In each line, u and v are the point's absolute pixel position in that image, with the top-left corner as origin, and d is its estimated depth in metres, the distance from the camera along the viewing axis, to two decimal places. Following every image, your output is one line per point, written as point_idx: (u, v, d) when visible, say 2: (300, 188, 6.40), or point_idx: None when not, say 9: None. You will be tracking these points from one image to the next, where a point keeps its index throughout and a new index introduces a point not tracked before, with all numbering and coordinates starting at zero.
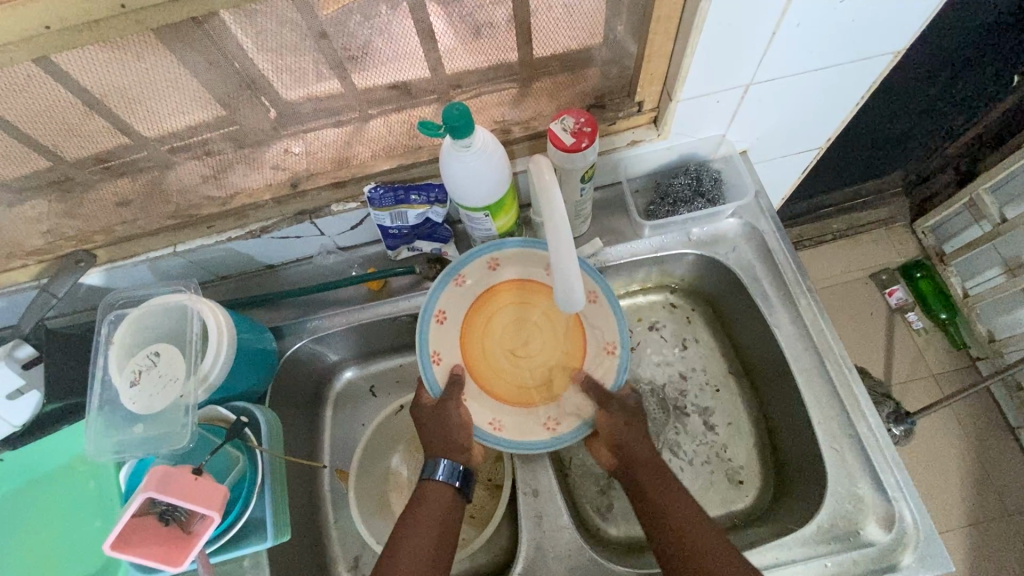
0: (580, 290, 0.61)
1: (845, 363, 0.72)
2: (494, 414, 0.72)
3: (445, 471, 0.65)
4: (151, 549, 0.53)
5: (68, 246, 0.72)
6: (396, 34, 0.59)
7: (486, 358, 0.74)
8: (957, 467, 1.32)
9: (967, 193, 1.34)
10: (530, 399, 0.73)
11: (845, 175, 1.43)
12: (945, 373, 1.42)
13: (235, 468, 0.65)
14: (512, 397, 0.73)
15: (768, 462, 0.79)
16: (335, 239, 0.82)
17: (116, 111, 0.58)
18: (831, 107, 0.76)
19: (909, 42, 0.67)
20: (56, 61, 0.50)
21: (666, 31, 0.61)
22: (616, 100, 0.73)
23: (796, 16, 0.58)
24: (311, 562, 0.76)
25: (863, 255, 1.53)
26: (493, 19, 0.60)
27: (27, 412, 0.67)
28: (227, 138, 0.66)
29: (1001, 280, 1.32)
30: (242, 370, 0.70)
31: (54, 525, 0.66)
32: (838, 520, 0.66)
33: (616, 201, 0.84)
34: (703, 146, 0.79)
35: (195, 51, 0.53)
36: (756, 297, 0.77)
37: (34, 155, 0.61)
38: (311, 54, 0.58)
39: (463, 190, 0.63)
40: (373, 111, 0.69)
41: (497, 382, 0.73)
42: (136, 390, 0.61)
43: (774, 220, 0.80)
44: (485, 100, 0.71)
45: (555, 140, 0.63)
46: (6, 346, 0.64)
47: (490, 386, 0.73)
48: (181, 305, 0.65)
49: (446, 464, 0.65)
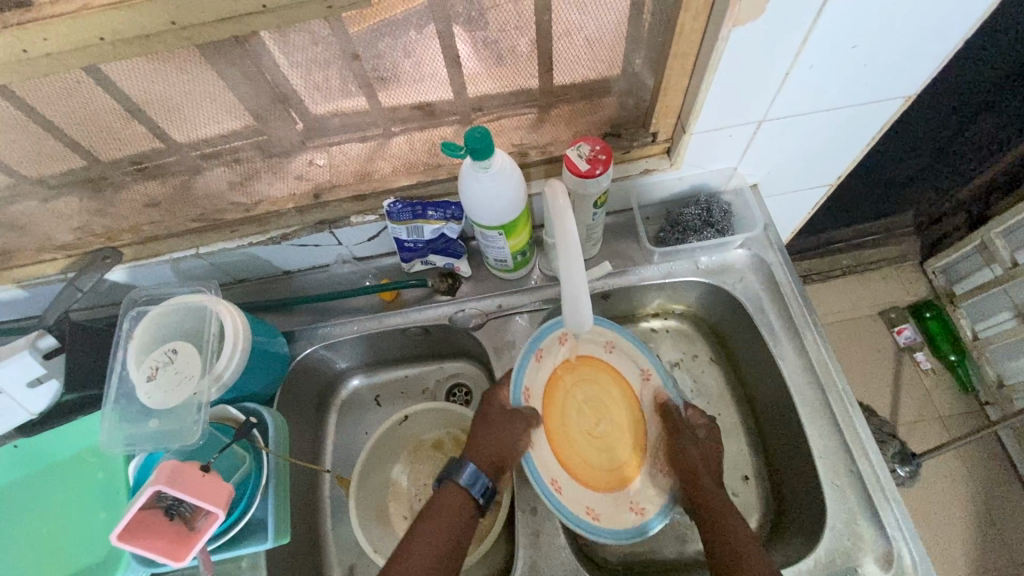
0: (588, 311, 0.63)
1: (848, 398, 0.72)
2: (584, 500, 0.72)
3: (469, 476, 0.66)
4: (156, 543, 0.55)
5: (97, 243, 0.75)
6: (423, 57, 0.62)
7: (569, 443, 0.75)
8: (962, 511, 1.29)
9: (977, 236, 1.34)
10: (610, 480, 0.74)
11: (855, 212, 1.44)
12: (953, 416, 1.41)
13: (240, 468, 0.65)
14: (599, 478, 0.74)
15: (767, 494, 0.79)
16: (352, 248, 0.84)
17: (154, 117, 0.61)
18: (842, 147, 0.78)
19: (919, 88, 0.69)
20: (104, 70, 0.53)
21: (682, 66, 0.63)
22: (632, 129, 0.75)
23: (809, 59, 0.61)
24: (307, 566, 0.77)
25: (870, 292, 1.53)
26: (516, 47, 0.63)
27: (45, 400, 0.68)
28: (257, 147, 0.69)
29: (1011, 324, 1.31)
30: (253, 372, 0.72)
31: (60, 515, 0.67)
32: (836, 555, 0.65)
33: (627, 226, 0.85)
34: (715, 178, 0.81)
35: (233, 66, 0.56)
36: (761, 327, 0.78)
37: (72, 154, 0.64)
38: (342, 72, 0.61)
39: (480, 210, 0.65)
40: (396, 128, 0.72)
41: (578, 465, 0.74)
42: (151, 385, 0.63)
43: (782, 255, 0.81)
44: (504, 124, 0.74)
45: (571, 165, 0.65)
46: (30, 336, 0.65)
47: (576, 475, 0.73)
48: (201, 305, 0.67)
49: (465, 469, 0.67)
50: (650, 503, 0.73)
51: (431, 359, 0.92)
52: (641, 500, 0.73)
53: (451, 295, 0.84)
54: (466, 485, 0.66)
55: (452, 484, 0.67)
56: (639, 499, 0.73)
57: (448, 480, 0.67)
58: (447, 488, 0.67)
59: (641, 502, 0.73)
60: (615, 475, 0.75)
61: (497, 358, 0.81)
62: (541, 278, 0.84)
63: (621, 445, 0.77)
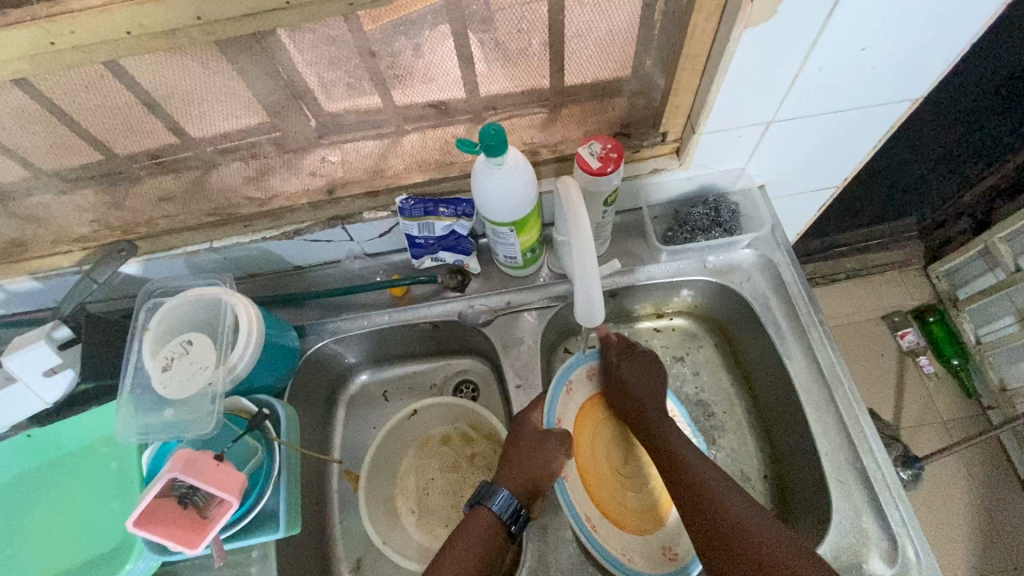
0: (599, 305, 0.64)
1: (854, 397, 0.73)
2: (622, 544, 0.71)
3: (501, 502, 0.65)
4: (171, 530, 0.55)
5: (112, 236, 0.76)
6: (438, 56, 0.63)
7: (601, 482, 0.75)
8: (963, 515, 1.30)
9: (981, 241, 1.35)
10: (643, 523, 0.74)
11: (858, 215, 1.45)
12: (955, 420, 1.41)
13: (252, 458, 0.67)
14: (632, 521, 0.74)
15: (772, 492, 0.79)
16: (363, 245, 0.85)
17: (173, 112, 0.62)
18: (849, 149, 0.79)
19: (927, 91, 0.69)
20: (127, 65, 0.54)
21: (693, 67, 0.64)
22: (642, 129, 0.76)
23: (818, 62, 0.62)
24: (315, 559, 0.77)
25: (874, 296, 1.54)
26: (529, 47, 0.64)
27: (60, 389, 0.69)
28: (272, 143, 0.70)
29: (1013, 329, 1.32)
30: (265, 365, 0.73)
31: (73, 504, 0.68)
32: (841, 552, 0.66)
33: (635, 225, 0.86)
34: (723, 179, 0.82)
35: (253, 61, 0.58)
36: (768, 327, 0.78)
37: (91, 148, 0.65)
38: (358, 69, 0.62)
39: (494, 208, 0.66)
40: (409, 126, 0.73)
41: (612, 506, 0.74)
42: (166, 375, 0.64)
43: (789, 254, 0.82)
44: (516, 123, 0.75)
45: (583, 163, 0.66)
46: (46, 326, 0.66)
47: (612, 516, 0.73)
48: (215, 297, 0.68)
49: (497, 493, 0.65)
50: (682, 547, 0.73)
51: (439, 356, 0.93)
52: (673, 544, 0.74)
53: (460, 292, 0.85)
54: (498, 511, 0.64)
55: (484, 508, 0.65)
56: (672, 544, 0.74)
57: (479, 503, 0.66)
58: (479, 510, 0.66)
59: (673, 547, 0.73)
60: (649, 517, 0.75)
61: (505, 354, 0.82)
62: (549, 276, 0.84)
63: (648, 486, 0.77)
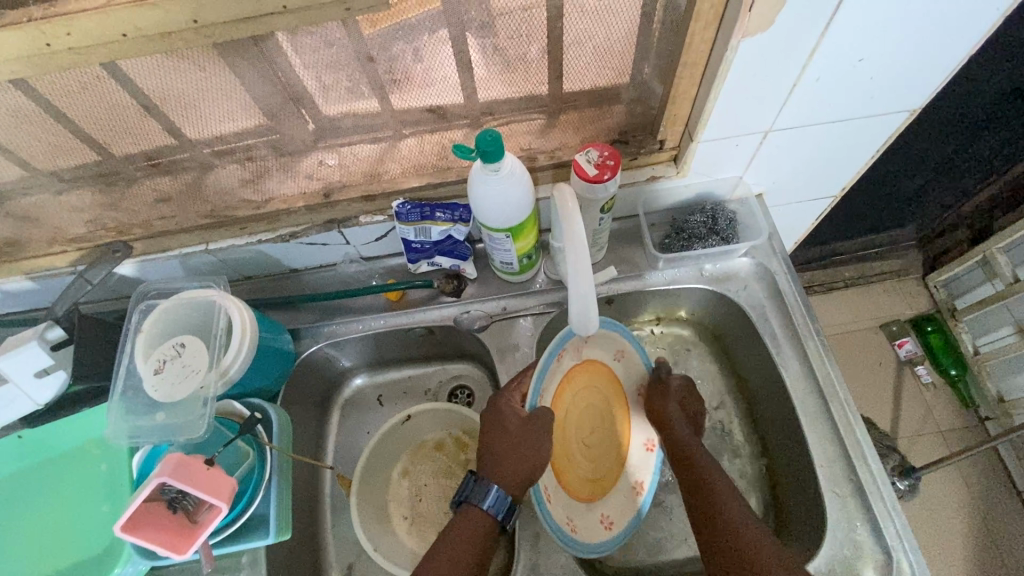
0: (593, 313, 0.64)
1: (850, 409, 0.72)
2: (567, 512, 0.71)
3: (492, 500, 0.64)
4: (159, 536, 0.55)
5: (108, 236, 0.76)
6: (435, 61, 0.63)
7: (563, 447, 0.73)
8: (960, 527, 1.29)
9: (979, 251, 1.34)
10: (588, 489, 0.74)
11: (857, 224, 1.45)
12: (952, 431, 1.41)
13: (243, 463, 0.65)
14: (579, 487, 0.74)
15: (767, 503, 0.78)
16: (359, 248, 0.85)
17: (170, 113, 0.62)
18: (847, 158, 0.79)
19: (925, 101, 0.69)
20: (123, 66, 0.54)
21: (691, 76, 0.64)
22: (639, 136, 0.76)
23: (815, 72, 0.62)
24: (306, 564, 0.77)
25: (872, 305, 1.54)
26: (526, 54, 0.64)
27: (51, 391, 0.69)
28: (269, 145, 0.70)
29: (1012, 340, 1.32)
30: (259, 368, 0.72)
31: (60, 508, 0.68)
32: (835, 565, 0.65)
33: (632, 232, 0.86)
34: (720, 186, 0.82)
35: (250, 65, 0.57)
36: (764, 336, 0.78)
37: (88, 148, 0.65)
38: (356, 73, 0.62)
39: (490, 213, 0.66)
40: (407, 130, 0.73)
41: (564, 470, 0.73)
42: (158, 378, 0.63)
43: (786, 264, 0.82)
44: (513, 128, 0.75)
45: (579, 170, 0.66)
46: (39, 327, 0.65)
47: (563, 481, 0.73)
48: (210, 300, 0.68)
49: (483, 492, 0.65)
50: (618, 515, 0.74)
51: (434, 361, 0.93)
52: (609, 512, 0.74)
53: (456, 297, 0.84)
54: (489, 509, 0.64)
55: (474, 506, 0.65)
56: (607, 511, 0.74)
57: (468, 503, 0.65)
58: (468, 510, 0.65)
59: (610, 515, 0.74)
60: (595, 485, 0.75)
61: (501, 360, 0.81)
62: (546, 282, 0.84)
63: (604, 456, 0.76)
